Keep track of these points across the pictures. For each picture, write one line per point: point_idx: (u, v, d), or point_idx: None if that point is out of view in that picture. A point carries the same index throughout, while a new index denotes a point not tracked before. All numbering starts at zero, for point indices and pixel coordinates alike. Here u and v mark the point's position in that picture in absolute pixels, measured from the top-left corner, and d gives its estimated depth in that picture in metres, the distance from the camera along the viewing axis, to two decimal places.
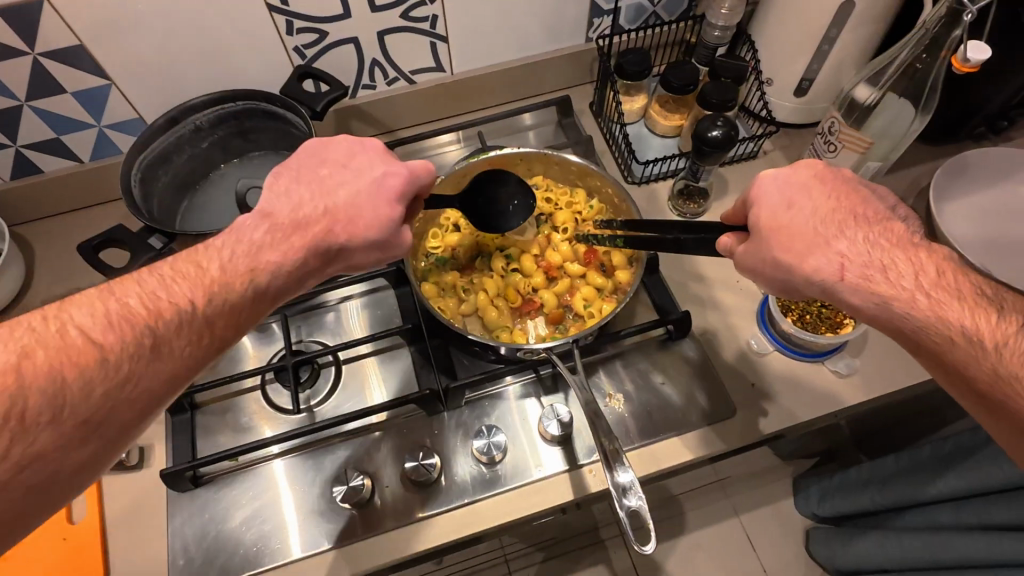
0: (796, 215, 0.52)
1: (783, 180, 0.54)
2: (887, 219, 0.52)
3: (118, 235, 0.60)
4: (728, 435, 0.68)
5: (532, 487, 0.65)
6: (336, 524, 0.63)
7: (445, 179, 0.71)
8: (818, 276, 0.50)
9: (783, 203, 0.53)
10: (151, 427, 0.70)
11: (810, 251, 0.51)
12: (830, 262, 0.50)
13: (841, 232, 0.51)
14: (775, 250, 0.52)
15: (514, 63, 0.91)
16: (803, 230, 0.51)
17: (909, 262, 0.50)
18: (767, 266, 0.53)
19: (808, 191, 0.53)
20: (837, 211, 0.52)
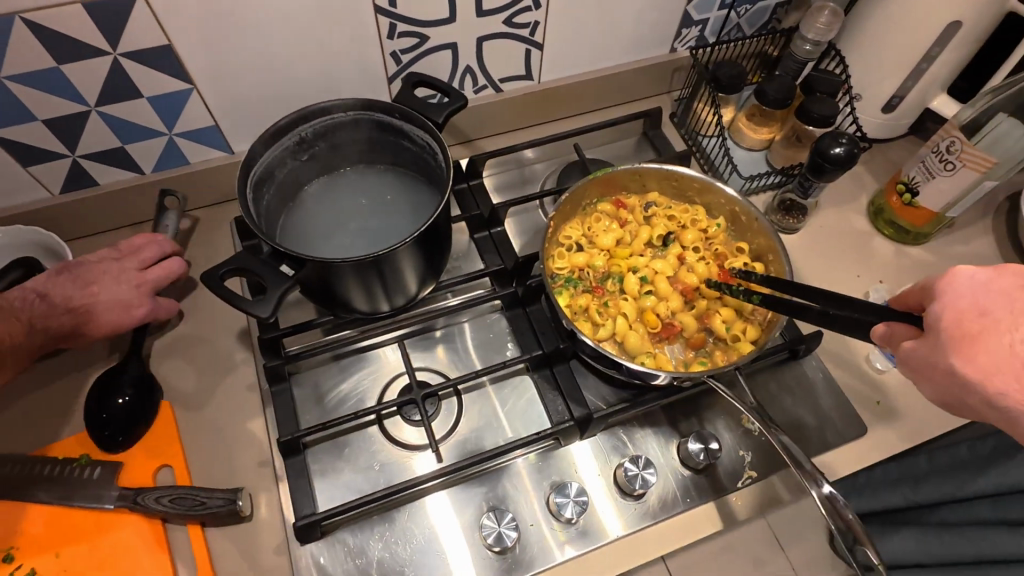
0: (988, 328, 0.43)
1: (976, 282, 0.45)
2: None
3: (249, 261, 0.54)
4: (858, 455, 0.68)
5: (681, 517, 0.63)
6: (485, 568, 0.59)
7: (569, 196, 0.68)
8: (995, 401, 0.43)
9: (974, 308, 0.44)
10: (257, 471, 0.63)
11: (997, 376, 0.43)
12: (1014, 391, 0.42)
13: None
14: (951, 360, 0.44)
15: (600, 74, 0.88)
16: (996, 347, 0.43)
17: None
18: (938, 373, 0.45)
19: (1013, 303, 0.43)
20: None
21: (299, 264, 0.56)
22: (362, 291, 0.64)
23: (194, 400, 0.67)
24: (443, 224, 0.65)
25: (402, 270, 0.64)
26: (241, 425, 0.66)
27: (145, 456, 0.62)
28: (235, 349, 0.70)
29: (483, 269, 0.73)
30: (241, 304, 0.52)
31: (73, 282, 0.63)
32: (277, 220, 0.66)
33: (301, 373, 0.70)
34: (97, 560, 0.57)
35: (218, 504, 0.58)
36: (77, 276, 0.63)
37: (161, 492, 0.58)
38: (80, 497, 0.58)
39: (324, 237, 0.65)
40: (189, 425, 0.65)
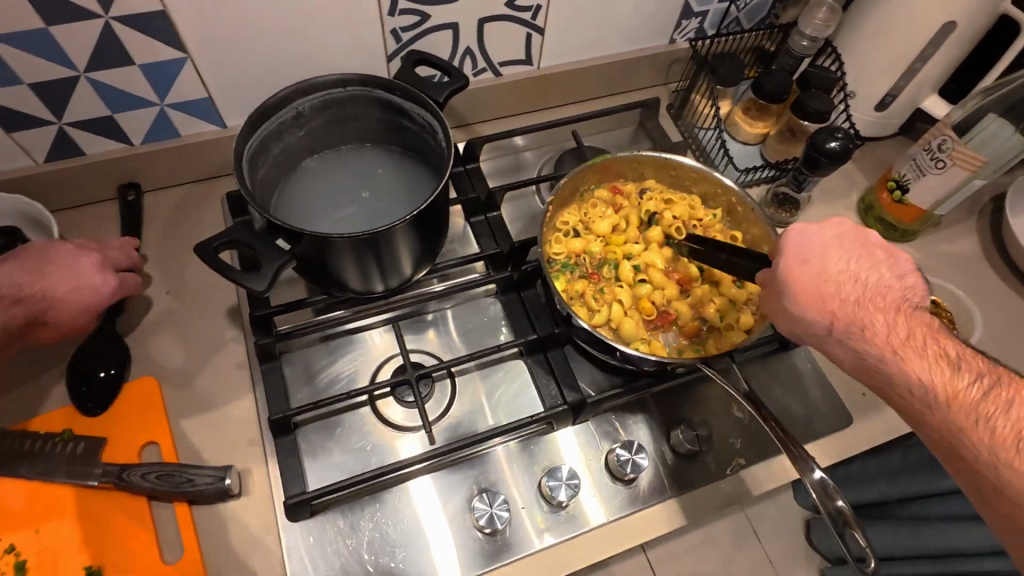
0: (805, 273, 0.53)
1: (802, 235, 0.55)
2: (892, 286, 0.52)
3: (243, 234, 0.52)
4: (844, 444, 0.69)
5: (672, 502, 0.64)
6: (477, 550, 0.60)
7: (567, 180, 0.68)
8: (811, 328, 0.52)
9: (799, 257, 0.54)
10: (245, 450, 0.62)
11: (811, 307, 0.52)
12: (822, 318, 0.51)
13: (847, 294, 0.51)
14: (785, 301, 0.53)
15: (600, 61, 0.88)
16: (811, 287, 0.52)
17: (902, 328, 0.49)
18: (783, 311, 0.54)
19: (826, 253, 0.53)
20: (844, 275, 0.52)
21: (295, 238, 0.54)
22: (357, 270, 0.63)
23: (182, 377, 0.66)
24: (441, 204, 0.64)
25: (397, 251, 0.63)
26: (230, 403, 0.65)
27: (130, 433, 0.61)
28: (224, 328, 0.69)
29: (479, 252, 0.72)
30: (234, 276, 0.51)
31: (21, 267, 0.59)
32: (272, 195, 0.65)
33: (291, 352, 0.69)
34: (80, 537, 0.56)
35: (206, 482, 0.57)
36: (28, 262, 0.59)
37: (147, 469, 0.57)
38: (64, 473, 0.57)
39: (318, 214, 0.64)
40: (176, 403, 0.64)
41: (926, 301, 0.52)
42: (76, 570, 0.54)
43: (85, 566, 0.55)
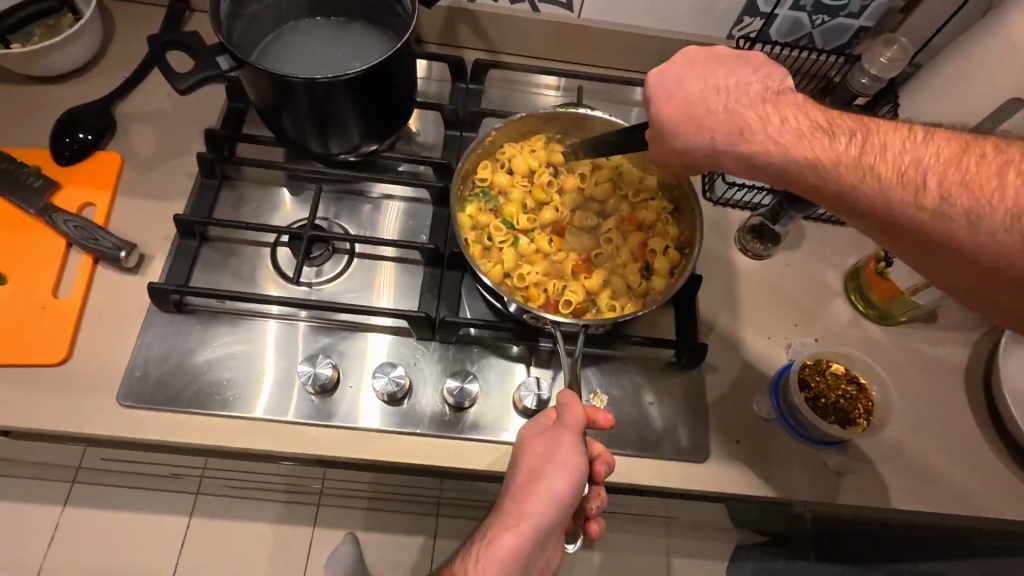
0: (670, 104, 0.55)
1: (662, 75, 0.56)
2: (752, 83, 0.54)
3: (192, 43, 0.59)
4: (687, 477, 0.67)
5: (491, 445, 0.65)
6: (305, 402, 0.64)
7: (526, 117, 0.70)
8: (768, 166, 0.50)
9: (672, 91, 0.55)
10: (159, 241, 0.70)
11: (693, 134, 0.54)
12: (772, 153, 0.50)
13: (723, 108, 0.53)
14: (667, 137, 0.56)
15: (644, 32, 0.84)
16: (683, 108, 0.54)
17: (831, 129, 0.49)
18: (682, 150, 0.55)
19: (687, 82, 0.55)
20: (712, 85, 0.54)
21: (240, 63, 0.59)
22: (306, 126, 0.67)
23: (143, 165, 0.74)
24: (394, 83, 0.66)
25: (344, 117, 0.66)
26: (167, 199, 0.73)
27: (80, 189, 0.71)
28: (196, 140, 0.77)
29: (432, 158, 0.74)
30: (168, 73, 0.58)
31: None
32: (264, 36, 0.70)
33: (239, 181, 0.75)
34: (5, 248, 0.67)
35: (108, 246, 0.66)
36: None
37: (70, 218, 0.67)
38: (16, 195, 0.68)
39: (291, 64, 0.68)
40: (128, 182, 0.73)
41: (786, 82, 0.54)
42: None
43: None
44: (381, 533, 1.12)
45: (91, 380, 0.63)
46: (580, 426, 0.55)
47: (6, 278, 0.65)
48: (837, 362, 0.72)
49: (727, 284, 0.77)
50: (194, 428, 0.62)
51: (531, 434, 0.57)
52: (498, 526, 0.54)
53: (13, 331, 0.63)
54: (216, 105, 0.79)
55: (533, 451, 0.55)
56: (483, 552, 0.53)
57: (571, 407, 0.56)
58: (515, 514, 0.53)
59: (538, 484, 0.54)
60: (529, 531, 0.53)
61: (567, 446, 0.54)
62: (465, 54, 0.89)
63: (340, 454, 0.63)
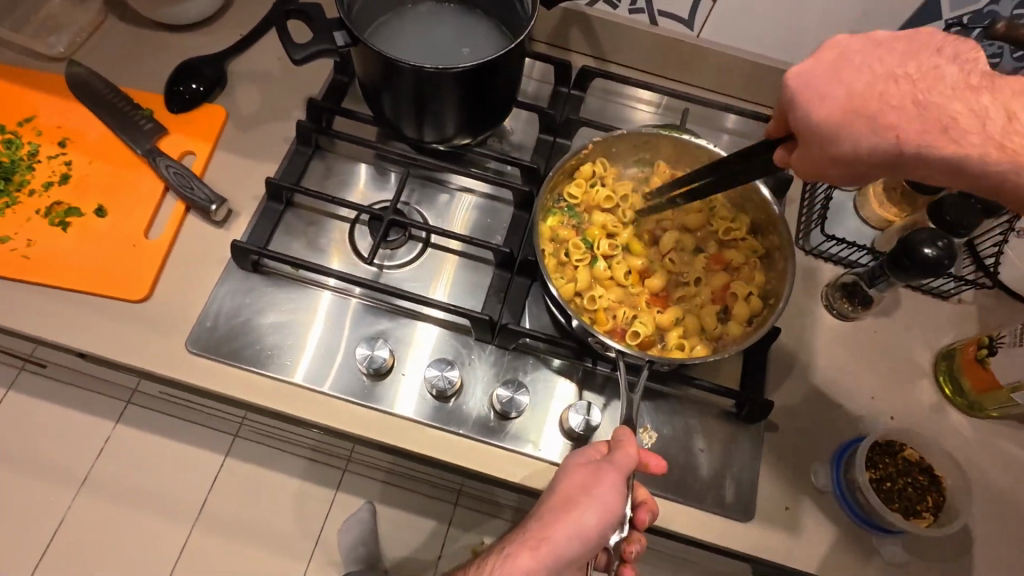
0: (829, 106, 0.45)
1: (808, 75, 0.46)
2: (941, 63, 0.45)
3: (313, 12, 0.60)
4: (727, 535, 0.63)
5: (528, 460, 0.64)
6: (354, 380, 0.65)
7: (630, 137, 0.69)
8: (874, 154, 0.44)
9: (824, 96, 0.45)
10: (247, 199, 0.72)
11: (867, 133, 0.44)
12: (884, 139, 0.44)
13: (902, 101, 0.44)
14: (830, 151, 0.45)
15: (765, 62, 0.80)
16: (858, 118, 0.44)
17: (972, 99, 0.44)
18: (832, 166, 0.46)
19: (845, 81, 0.45)
20: (888, 73, 0.44)
21: (357, 42, 0.59)
22: (405, 111, 0.67)
23: (244, 122, 0.77)
24: (498, 83, 0.65)
25: (444, 109, 0.66)
26: (261, 160, 0.75)
27: (184, 137, 0.74)
28: (298, 106, 0.79)
29: (521, 159, 0.73)
30: (285, 40, 0.59)
31: None
32: (382, 14, 0.69)
33: (331, 153, 0.76)
34: (109, 183, 0.70)
35: (201, 196, 0.69)
36: None
37: (172, 164, 0.70)
38: (127, 134, 0.72)
39: (400, 45, 0.68)
40: (227, 137, 0.76)
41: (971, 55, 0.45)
42: (92, 201, 0.69)
43: (98, 203, 0.69)
44: (399, 511, 1.14)
45: (165, 321, 0.66)
46: (628, 469, 0.53)
47: (104, 211, 0.69)
48: (912, 447, 0.67)
49: (804, 340, 0.73)
50: (250, 386, 0.64)
51: (577, 461, 0.55)
52: (518, 543, 0.53)
53: (104, 262, 0.67)
54: (322, 75, 0.81)
55: (572, 479, 0.53)
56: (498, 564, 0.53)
57: (624, 448, 0.54)
58: (539, 537, 0.52)
59: (568, 515, 0.52)
60: (547, 557, 0.52)
61: (609, 485, 0.52)
62: (571, 57, 0.87)
63: (377, 437, 0.64)
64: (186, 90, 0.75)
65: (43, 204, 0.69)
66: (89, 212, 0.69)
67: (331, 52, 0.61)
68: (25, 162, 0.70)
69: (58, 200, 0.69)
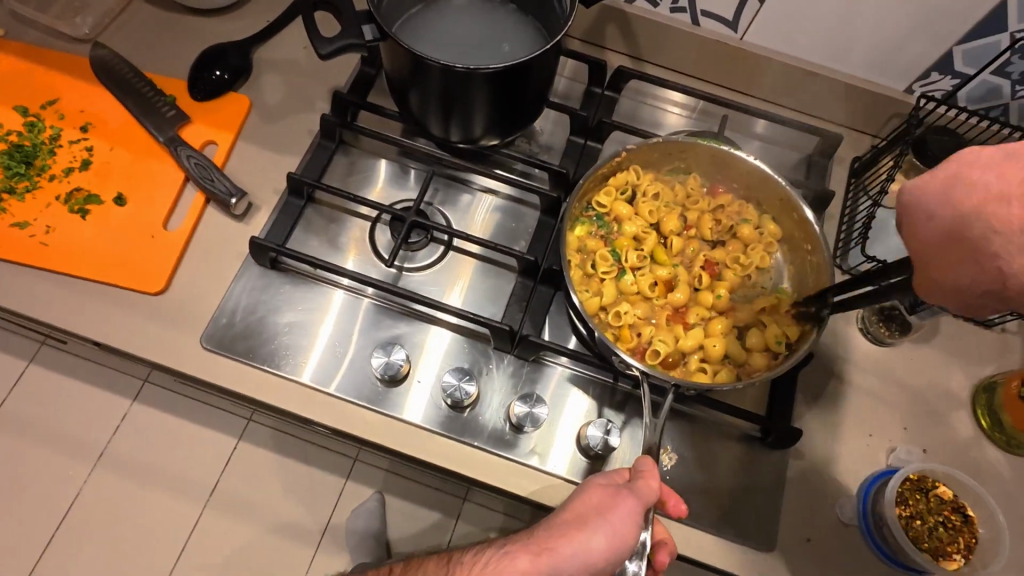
0: (934, 229, 0.41)
1: (920, 190, 0.42)
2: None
3: (341, 5, 0.58)
4: (746, 564, 0.61)
5: (537, 474, 0.62)
6: (369, 385, 0.63)
7: (665, 145, 0.66)
8: (977, 291, 0.40)
9: (932, 214, 0.41)
10: (268, 192, 0.71)
11: (968, 270, 0.39)
12: (983, 276, 0.39)
13: (1015, 229, 0.37)
14: (926, 275, 0.42)
15: (809, 68, 0.76)
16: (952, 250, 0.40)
17: None
18: (940, 287, 0.42)
19: (954, 202, 0.40)
20: (1002, 193, 0.37)
21: (384, 36, 0.57)
22: (431, 108, 0.65)
23: (267, 112, 0.75)
24: (530, 84, 0.63)
25: (472, 108, 0.64)
26: (283, 152, 0.73)
27: (207, 127, 0.73)
28: (322, 97, 0.76)
29: (550, 163, 0.71)
30: (312, 35, 0.57)
31: None
32: (414, 5, 0.67)
33: (354, 148, 0.74)
34: (130, 170, 0.69)
35: (222, 189, 0.67)
36: None
37: (193, 154, 0.69)
38: (150, 121, 0.70)
39: (435, 41, 0.65)
40: (250, 127, 0.74)
41: None
42: (113, 189, 0.68)
43: (119, 191, 0.68)
44: (406, 502, 1.13)
45: (181, 314, 0.65)
46: (648, 501, 0.50)
47: (124, 199, 0.68)
48: (944, 484, 0.64)
49: (834, 363, 0.70)
50: (263, 384, 0.63)
51: (597, 482, 0.53)
52: (519, 545, 0.51)
53: (123, 252, 0.66)
54: (347, 66, 0.79)
55: (587, 500, 0.51)
56: (493, 559, 0.50)
57: (646, 478, 0.51)
58: (543, 544, 0.50)
59: (576, 531, 0.50)
60: (545, 567, 0.49)
61: (626, 512, 0.50)
62: (605, 55, 0.83)
63: (386, 443, 0.62)
64: (210, 77, 0.73)
65: (64, 190, 0.68)
66: (109, 201, 0.68)
67: (359, 46, 0.58)
68: (47, 146, 0.69)
69: (79, 186, 0.68)
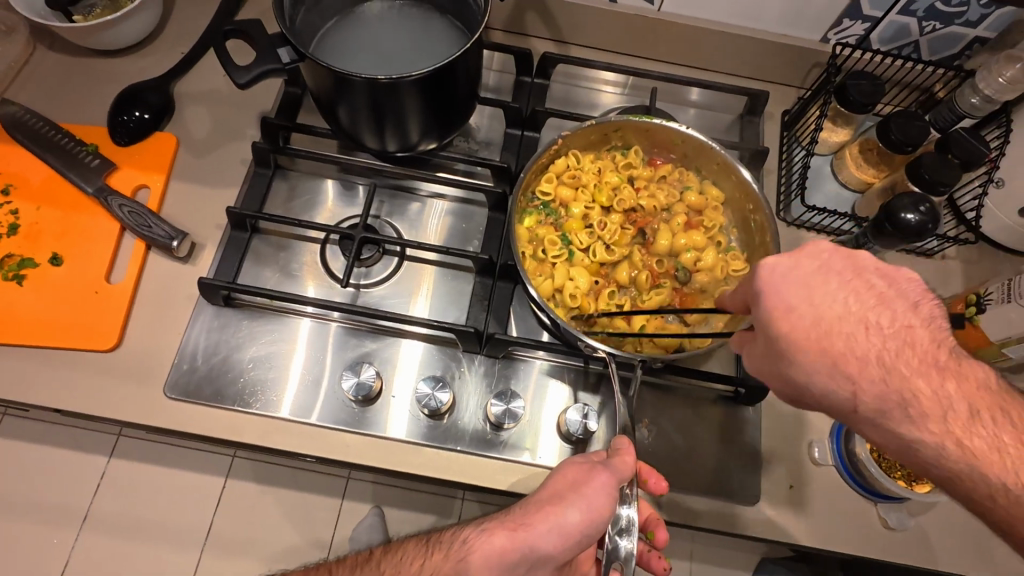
0: (797, 323, 0.41)
1: (777, 274, 0.42)
2: (916, 327, 0.41)
3: (252, 31, 0.57)
4: (736, 520, 0.63)
5: (520, 467, 0.63)
6: (343, 408, 0.63)
7: (599, 127, 0.67)
8: (829, 401, 0.42)
9: (792, 303, 0.41)
10: (210, 229, 0.69)
11: (823, 378, 0.41)
12: (842, 390, 0.41)
13: (872, 356, 0.40)
14: (782, 363, 0.42)
15: (728, 30, 0.77)
16: (805, 340, 0.41)
17: (939, 381, 0.40)
18: (769, 375, 0.45)
19: (810, 293, 0.41)
20: (860, 316, 0.41)
21: (301, 59, 0.56)
22: (363, 120, 0.64)
23: (197, 148, 0.73)
24: (458, 81, 0.62)
25: (405, 115, 0.63)
26: (220, 186, 0.71)
27: (135, 171, 0.70)
28: (250, 124, 0.75)
29: (491, 159, 0.71)
30: (227, 65, 0.56)
31: None
32: (328, 21, 0.66)
33: (292, 171, 0.73)
34: (61, 228, 0.67)
35: (161, 233, 0.66)
36: None
37: (125, 202, 0.66)
38: (73, 174, 0.68)
39: (363, 55, 0.64)
40: (181, 166, 0.72)
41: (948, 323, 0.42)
42: (47, 249, 0.66)
43: (53, 251, 0.66)
44: (404, 511, 1.13)
45: (142, 367, 0.63)
46: (623, 476, 0.51)
47: (60, 259, 0.66)
48: None
49: None
50: (236, 425, 0.62)
51: (574, 461, 0.53)
52: (494, 524, 0.50)
53: (68, 313, 0.64)
54: (271, 89, 0.77)
55: (564, 477, 0.51)
56: (468, 539, 0.50)
57: (622, 454, 0.51)
58: (519, 520, 0.50)
59: (554, 507, 0.49)
60: (521, 543, 0.48)
61: (601, 488, 0.50)
62: (530, 43, 0.83)
63: (366, 463, 0.62)
64: (129, 120, 0.71)
65: None
66: (45, 262, 0.66)
67: (278, 73, 0.57)
68: None
69: (10, 252, 0.66)
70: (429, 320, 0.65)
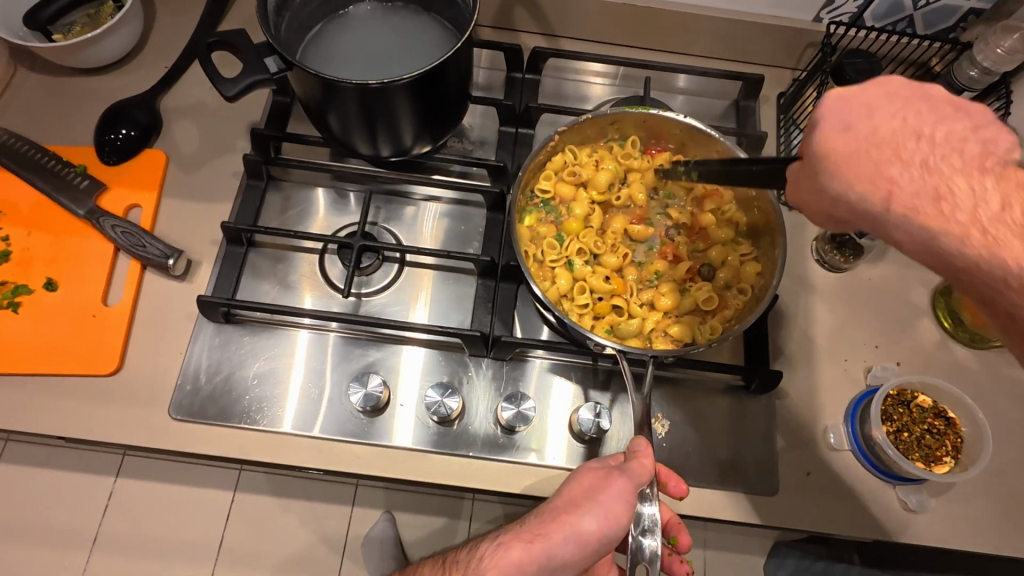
0: (851, 141, 0.36)
1: (844, 101, 0.37)
2: (970, 139, 0.35)
3: (236, 41, 0.55)
4: (755, 510, 0.62)
5: (534, 469, 0.62)
6: (351, 420, 0.62)
7: (595, 120, 0.66)
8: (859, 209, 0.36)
9: (844, 123, 0.37)
10: (206, 245, 0.68)
11: (857, 185, 0.36)
12: (873, 193, 0.35)
13: (914, 160, 0.35)
14: (823, 179, 0.37)
15: (719, 15, 0.76)
16: (857, 154, 0.36)
17: (973, 172, 0.33)
18: (816, 199, 0.39)
19: (874, 114, 0.36)
20: (910, 129, 0.35)
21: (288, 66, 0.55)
22: (355, 126, 0.62)
23: (187, 162, 0.72)
24: (449, 81, 0.61)
25: (398, 120, 0.62)
26: (213, 200, 0.70)
27: (126, 190, 0.69)
28: (240, 136, 0.74)
29: (486, 159, 0.69)
30: (213, 78, 0.55)
31: None
32: (315, 24, 0.65)
33: (285, 182, 0.72)
34: (54, 252, 0.66)
35: (155, 252, 0.64)
36: None
37: (118, 223, 0.65)
38: (62, 197, 0.66)
39: (351, 58, 0.63)
40: (172, 182, 0.71)
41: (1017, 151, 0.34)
42: (40, 274, 0.65)
43: (47, 276, 0.65)
44: (417, 515, 1.12)
45: (146, 390, 0.62)
46: (641, 480, 0.49)
47: (55, 283, 0.65)
48: (923, 393, 0.66)
49: (799, 298, 0.72)
50: (244, 442, 0.61)
51: (590, 466, 0.52)
52: (511, 537, 0.50)
53: (66, 339, 0.63)
54: (260, 99, 0.76)
55: (579, 482, 0.50)
56: (485, 555, 0.49)
57: (640, 457, 0.50)
58: (535, 531, 0.49)
59: (568, 515, 0.48)
60: (539, 553, 0.48)
61: (618, 493, 0.49)
62: (519, 38, 0.82)
63: (377, 474, 0.61)
64: (116, 139, 0.70)
65: None
66: (39, 287, 0.64)
67: (268, 82, 0.56)
68: None
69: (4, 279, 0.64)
70: (432, 325, 0.64)
